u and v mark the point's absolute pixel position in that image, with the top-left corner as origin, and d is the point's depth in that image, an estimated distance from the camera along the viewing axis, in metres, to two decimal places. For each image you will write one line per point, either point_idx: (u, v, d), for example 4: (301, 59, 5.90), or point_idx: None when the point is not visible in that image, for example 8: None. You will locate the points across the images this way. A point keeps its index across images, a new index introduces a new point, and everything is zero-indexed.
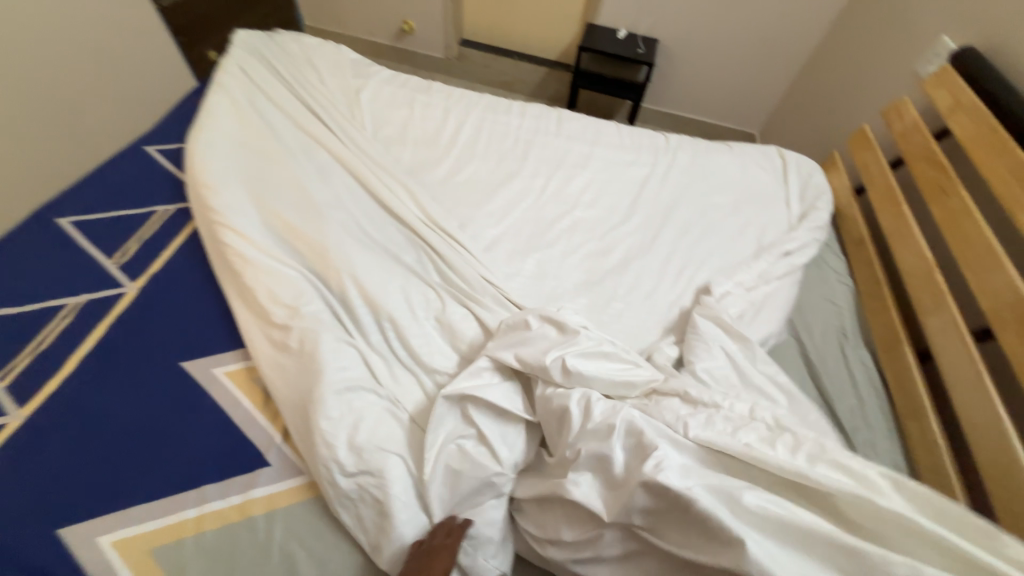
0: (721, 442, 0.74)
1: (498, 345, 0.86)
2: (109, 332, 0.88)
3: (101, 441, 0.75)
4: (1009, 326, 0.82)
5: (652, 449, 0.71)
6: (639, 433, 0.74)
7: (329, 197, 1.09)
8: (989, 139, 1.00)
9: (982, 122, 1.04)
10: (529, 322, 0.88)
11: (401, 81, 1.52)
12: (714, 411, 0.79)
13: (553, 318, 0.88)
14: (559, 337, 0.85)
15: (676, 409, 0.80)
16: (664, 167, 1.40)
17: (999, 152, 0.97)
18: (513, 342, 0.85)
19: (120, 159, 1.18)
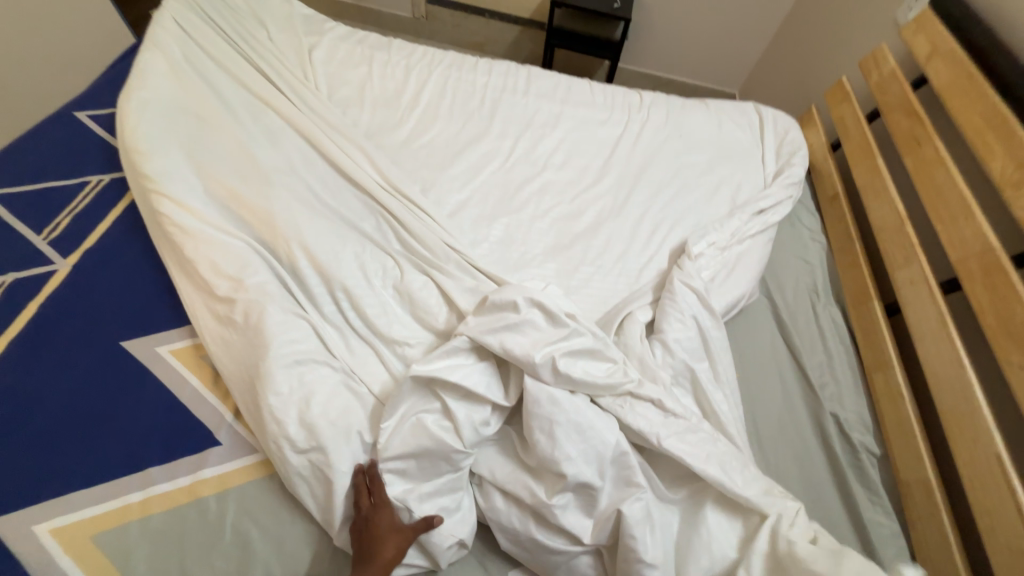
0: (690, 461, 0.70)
1: (480, 326, 0.78)
2: (39, 313, 0.81)
3: (33, 427, 0.71)
4: (975, 276, 0.81)
5: (635, 488, 0.70)
6: (627, 469, 0.71)
7: (278, 162, 1.01)
8: (965, 85, 0.97)
9: (959, 67, 1.00)
10: (518, 304, 0.78)
11: (358, 37, 1.41)
12: (684, 424, 0.75)
13: (545, 304, 0.79)
14: (548, 328, 0.78)
15: (650, 417, 0.74)
16: (638, 126, 1.35)
17: (975, 98, 0.94)
18: (494, 324, 0.77)
19: (45, 125, 1.07)
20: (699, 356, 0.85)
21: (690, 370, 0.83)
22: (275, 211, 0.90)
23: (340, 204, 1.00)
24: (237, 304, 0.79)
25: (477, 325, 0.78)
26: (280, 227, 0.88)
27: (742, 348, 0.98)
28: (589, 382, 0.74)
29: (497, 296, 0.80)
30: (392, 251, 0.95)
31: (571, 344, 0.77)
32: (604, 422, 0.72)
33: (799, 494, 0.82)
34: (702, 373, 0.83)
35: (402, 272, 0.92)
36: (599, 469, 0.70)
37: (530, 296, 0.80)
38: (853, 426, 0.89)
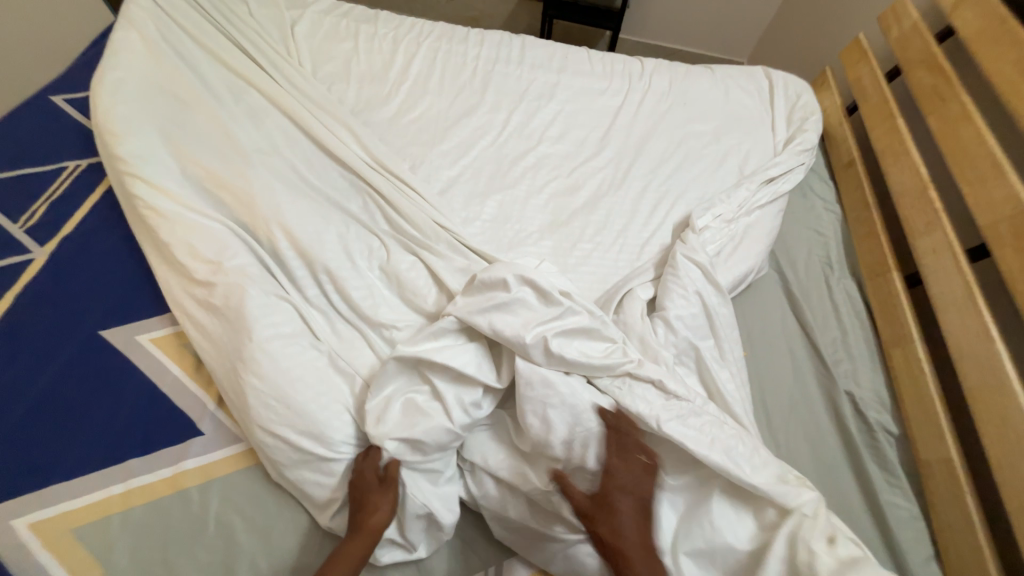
0: (693, 442, 0.65)
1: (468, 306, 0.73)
2: (15, 303, 0.79)
3: (10, 420, 0.68)
4: (1006, 241, 0.74)
5: (637, 473, 0.65)
6: (629, 455, 0.66)
7: (259, 142, 0.97)
8: (996, 33, 0.88)
9: (990, 13, 0.91)
10: (508, 282, 0.74)
11: (343, 10, 1.34)
12: (687, 406, 0.70)
13: (535, 282, 0.74)
14: (540, 307, 0.73)
15: (650, 400, 0.70)
16: (639, 95, 1.27)
17: (1007, 46, 0.86)
18: (483, 303, 0.73)
19: (21, 110, 1.03)
20: (705, 334, 0.79)
21: (694, 348, 0.78)
22: (255, 190, 0.86)
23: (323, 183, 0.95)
24: (215, 288, 0.76)
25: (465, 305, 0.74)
26: (260, 208, 0.84)
27: (751, 325, 0.92)
28: (584, 363, 0.70)
29: (485, 274, 0.76)
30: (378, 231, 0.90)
31: (566, 323, 0.73)
32: (601, 405, 0.68)
33: (811, 477, 0.78)
34: (708, 351, 0.77)
35: (389, 252, 0.88)
36: (598, 454, 0.66)
37: (520, 273, 0.75)
38: (869, 404, 0.84)
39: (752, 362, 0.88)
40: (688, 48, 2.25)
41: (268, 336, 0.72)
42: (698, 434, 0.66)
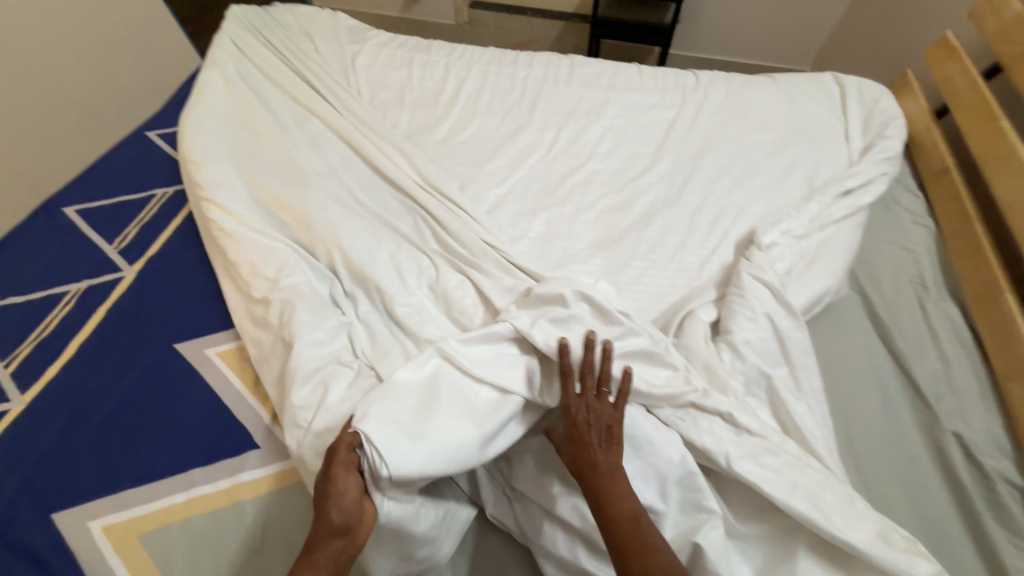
0: (770, 489, 0.58)
1: (523, 315, 0.72)
2: (106, 317, 0.87)
3: (94, 426, 0.74)
4: None
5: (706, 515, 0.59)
6: (695, 493, 0.60)
7: (320, 167, 1.02)
8: None
9: None
10: (565, 297, 0.72)
11: (400, 41, 1.41)
12: (762, 443, 0.63)
13: (594, 299, 0.72)
14: (599, 327, 0.71)
15: (718, 434, 0.63)
16: (693, 107, 1.22)
17: None
18: (536, 316, 0.71)
19: (122, 145, 1.16)
20: (776, 361, 0.72)
21: (766, 377, 0.70)
22: (315, 212, 0.90)
23: (377, 204, 0.98)
24: (275, 305, 0.79)
25: (520, 315, 0.72)
26: (319, 229, 0.88)
27: (830, 351, 0.83)
28: (645, 389, 0.65)
29: (541, 288, 0.74)
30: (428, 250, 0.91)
31: (624, 342, 0.70)
32: (665, 439, 0.63)
33: (914, 531, 0.66)
34: (781, 380, 0.70)
35: (438, 271, 0.88)
36: (660, 490, 0.60)
37: (577, 289, 0.73)
38: (983, 448, 0.72)
39: (833, 394, 0.78)
40: (745, 59, 2.17)
41: (319, 353, 0.75)
42: (776, 479, 0.60)
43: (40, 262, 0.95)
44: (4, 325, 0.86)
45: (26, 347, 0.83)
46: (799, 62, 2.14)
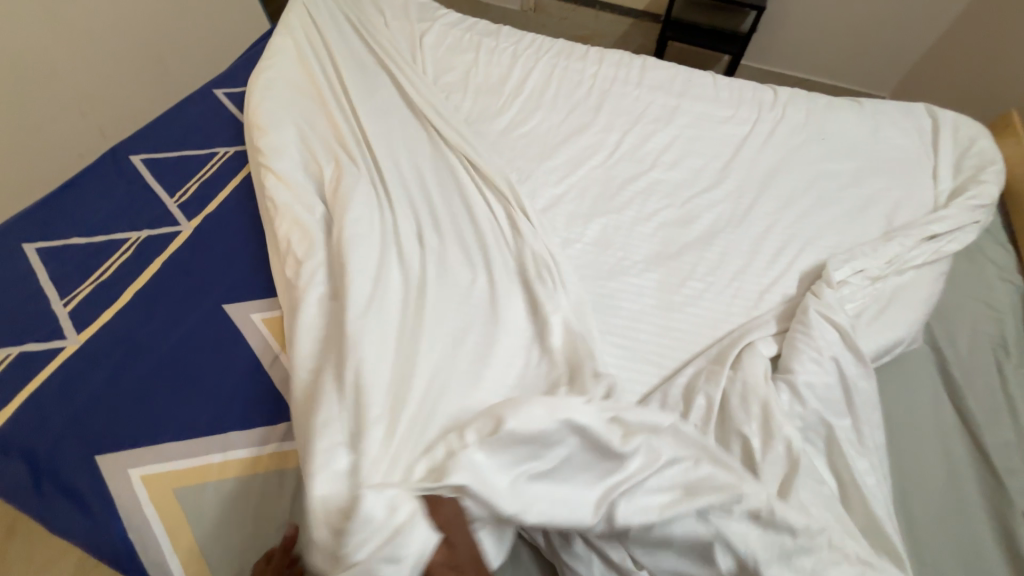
0: None
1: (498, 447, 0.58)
2: (161, 268, 0.88)
3: (142, 374, 0.76)
4: None
5: None
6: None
7: (380, 145, 1.01)
8: None
9: None
10: (548, 433, 0.58)
11: (468, 24, 1.38)
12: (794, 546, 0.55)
13: (586, 428, 0.59)
14: (598, 457, 0.60)
15: (743, 533, 0.56)
16: (768, 125, 1.16)
17: None
18: (519, 447, 0.58)
19: (190, 100, 1.18)
20: (840, 410, 0.67)
21: (826, 426, 0.66)
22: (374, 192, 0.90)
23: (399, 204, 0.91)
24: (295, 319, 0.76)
25: (494, 447, 0.58)
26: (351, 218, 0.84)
27: (895, 405, 0.77)
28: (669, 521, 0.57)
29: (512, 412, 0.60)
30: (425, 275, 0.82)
31: (630, 472, 0.59)
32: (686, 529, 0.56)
33: None
34: (841, 431, 0.66)
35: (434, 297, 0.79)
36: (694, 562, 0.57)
37: (564, 419, 0.59)
38: None
39: (892, 452, 0.73)
40: (820, 78, 2.05)
41: None
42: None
43: (104, 207, 0.97)
44: (66, 264, 0.89)
45: (85, 288, 0.85)
46: (878, 88, 2.01)
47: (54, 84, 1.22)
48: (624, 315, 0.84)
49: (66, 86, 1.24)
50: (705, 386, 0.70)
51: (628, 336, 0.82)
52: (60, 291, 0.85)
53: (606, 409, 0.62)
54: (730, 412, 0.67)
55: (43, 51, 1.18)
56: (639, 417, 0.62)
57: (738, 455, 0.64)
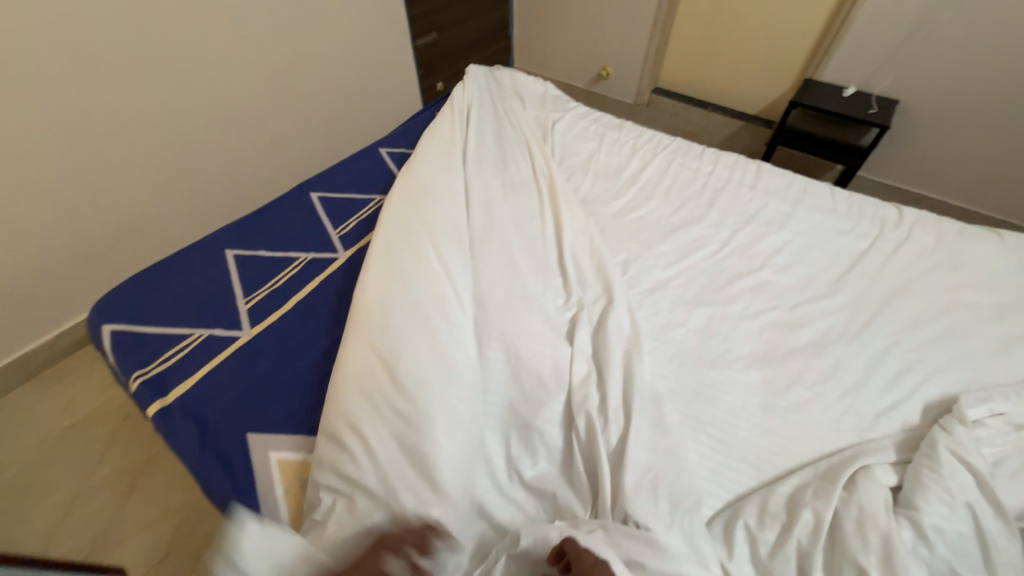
0: None
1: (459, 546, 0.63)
2: (319, 287, 1.06)
3: (291, 372, 0.90)
4: None
5: None
6: None
7: (512, 211, 1.16)
8: None
9: None
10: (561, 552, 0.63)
11: (595, 117, 1.56)
12: None
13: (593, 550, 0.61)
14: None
15: None
16: (890, 244, 1.14)
17: None
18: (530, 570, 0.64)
19: (361, 154, 1.45)
20: (975, 566, 0.61)
21: None
22: (440, 247, 0.98)
23: (391, 270, 0.94)
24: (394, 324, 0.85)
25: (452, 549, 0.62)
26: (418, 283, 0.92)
27: None
28: None
29: (529, 535, 0.64)
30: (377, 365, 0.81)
31: None
32: None
33: None
34: None
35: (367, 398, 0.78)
36: None
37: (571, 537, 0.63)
38: None
39: None
40: (945, 198, 1.97)
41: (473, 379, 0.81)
42: None
43: (285, 229, 1.21)
44: (252, 270, 1.10)
45: (262, 292, 1.05)
46: (1017, 217, 1.88)
47: (253, 132, 1.62)
48: (724, 408, 0.85)
49: (259, 135, 1.64)
50: (814, 500, 0.67)
51: (727, 430, 0.82)
52: (244, 291, 1.05)
53: (619, 540, 0.63)
54: (843, 536, 0.63)
55: (252, 105, 1.57)
56: (659, 563, 0.61)
57: None
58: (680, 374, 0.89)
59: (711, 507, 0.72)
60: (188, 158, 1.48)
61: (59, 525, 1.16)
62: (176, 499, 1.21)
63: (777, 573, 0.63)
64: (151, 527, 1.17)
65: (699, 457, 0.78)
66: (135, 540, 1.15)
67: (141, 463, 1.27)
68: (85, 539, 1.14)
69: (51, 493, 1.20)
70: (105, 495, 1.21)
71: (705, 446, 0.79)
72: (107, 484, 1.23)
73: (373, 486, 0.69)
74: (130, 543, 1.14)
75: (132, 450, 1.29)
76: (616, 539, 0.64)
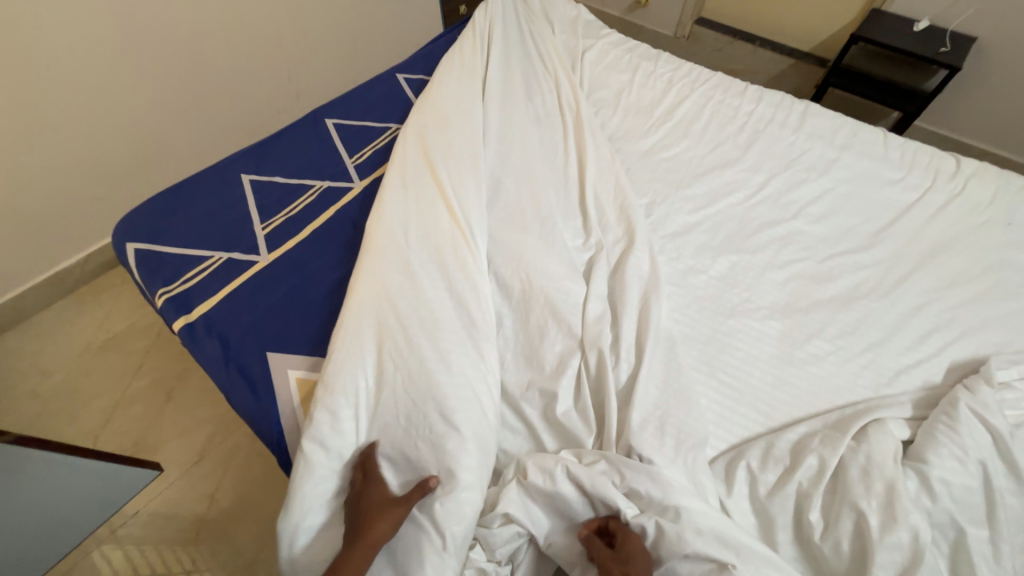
0: None
1: (465, 467, 0.66)
2: (335, 216, 1.05)
3: (309, 297, 0.92)
4: None
5: None
6: None
7: (535, 144, 1.10)
8: None
9: None
10: (560, 483, 0.65)
11: (630, 46, 1.43)
12: None
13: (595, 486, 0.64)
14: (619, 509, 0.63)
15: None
16: (941, 198, 1.05)
17: None
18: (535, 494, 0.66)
19: (378, 79, 1.37)
20: (978, 520, 0.61)
21: (958, 530, 0.60)
22: (459, 187, 0.94)
23: (399, 206, 0.91)
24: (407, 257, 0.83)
25: (460, 472, 0.65)
26: (431, 217, 0.89)
27: None
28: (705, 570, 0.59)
29: (535, 469, 0.66)
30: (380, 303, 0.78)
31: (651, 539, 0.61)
32: None
33: None
34: (977, 541, 0.59)
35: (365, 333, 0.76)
36: None
37: (571, 469, 0.65)
38: None
39: None
40: (1011, 154, 1.79)
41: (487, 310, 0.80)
42: None
43: (301, 156, 1.18)
44: (268, 196, 1.09)
45: (279, 218, 1.04)
46: None
47: (266, 51, 1.53)
48: (739, 355, 0.83)
49: (272, 56, 1.55)
50: (820, 447, 0.67)
51: (739, 377, 0.81)
52: (261, 217, 1.05)
53: (621, 474, 0.65)
54: (846, 482, 0.64)
55: (267, 23, 1.48)
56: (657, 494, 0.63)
57: (848, 528, 0.61)
58: (696, 321, 0.87)
59: (714, 448, 0.73)
60: (200, 77, 1.41)
61: (104, 428, 1.26)
62: (207, 412, 1.30)
63: (773, 510, 0.65)
64: (186, 435, 1.26)
65: (709, 401, 0.78)
66: (173, 445, 1.25)
67: (174, 377, 1.35)
68: (128, 441, 1.25)
69: (95, 399, 1.30)
70: (143, 404, 1.30)
71: (717, 391, 0.79)
72: (144, 395, 1.32)
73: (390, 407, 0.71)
74: (168, 447, 1.24)
75: (164, 365, 1.37)
76: (626, 472, 0.65)
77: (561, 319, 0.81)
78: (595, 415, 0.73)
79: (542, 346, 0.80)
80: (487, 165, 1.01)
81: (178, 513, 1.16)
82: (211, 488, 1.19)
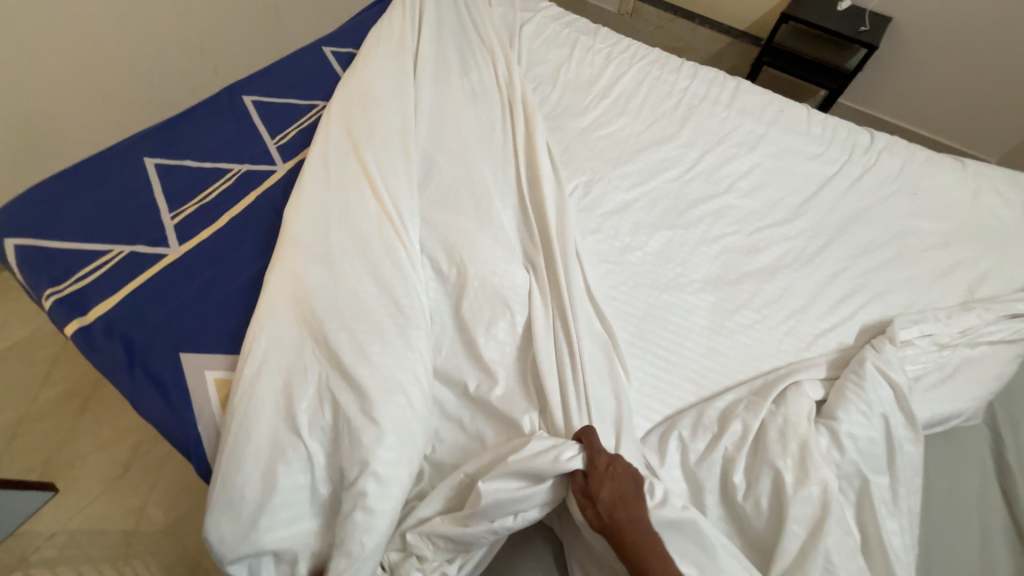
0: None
1: (388, 460, 0.63)
2: (255, 202, 0.97)
3: (226, 291, 0.85)
4: None
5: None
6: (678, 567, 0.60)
7: (471, 121, 1.06)
8: None
9: None
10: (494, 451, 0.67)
11: (568, 20, 1.40)
12: None
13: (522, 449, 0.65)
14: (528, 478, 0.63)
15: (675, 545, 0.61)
16: (857, 170, 1.12)
17: None
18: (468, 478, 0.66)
19: (301, 52, 1.27)
20: (880, 468, 0.66)
21: (862, 479, 0.65)
22: (386, 169, 0.89)
23: (319, 192, 0.85)
24: (330, 246, 0.79)
25: (389, 466, 0.63)
26: (354, 202, 0.84)
27: (938, 478, 0.75)
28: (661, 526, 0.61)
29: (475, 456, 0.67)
30: (299, 299, 0.74)
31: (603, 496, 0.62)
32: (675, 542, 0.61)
33: None
34: (878, 488, 0.65)
35: (282, 335, 0.71)
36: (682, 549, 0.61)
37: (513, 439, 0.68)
38: None
39: (924, 525, 0.71)
40: (924, 129, 1.93)
41: (416, 298, 0.77)
42: None
43: (215, 136, 1.07)
44: (177, 182, 0.99)
45: (191, 206, 0.95)
46: (983, 151, 1.88)
47: (172, 20, 1.37)
48: (673, 329, 0.85)
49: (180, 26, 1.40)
50: (744, 413, 0.71)
51: (673, 350, 0.83)
52: (170, 205, 0.95)
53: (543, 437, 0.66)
54: (765, 443, 0.67)
55: None
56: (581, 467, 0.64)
57: (767, 487, 0.64)
58: (634, 297, 0.88)
59: (649, 420, 0.75)
60: (93, 49, 1.24)
61: (8, 446, 1.13)
62: (131, 421, 1.19)
63: (701, 475, 0.67)
64: (107, 447, 1.16)
65: (644, 375, 0.79)
66: (92, 459, 1.14)
67: (89, 386, 1.23)
68: (38, 459, 1.13)
69: None
70: (54, 418, 1.18)
71: (650, 365, 0.80)
72: (54, 407, 1.19)
73: (314, 407, 0.67)
74: (87, 461, 1.14)
75: (76, 374, 1.24)
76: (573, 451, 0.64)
77: (497, 303, 0.79)
78: (534, 394, 0.73)
79: (478, 330, 0.77)
80: (417, 144, 0.97)
81: (101, 530, 1.07)
82: (139, 501, 1.11)
